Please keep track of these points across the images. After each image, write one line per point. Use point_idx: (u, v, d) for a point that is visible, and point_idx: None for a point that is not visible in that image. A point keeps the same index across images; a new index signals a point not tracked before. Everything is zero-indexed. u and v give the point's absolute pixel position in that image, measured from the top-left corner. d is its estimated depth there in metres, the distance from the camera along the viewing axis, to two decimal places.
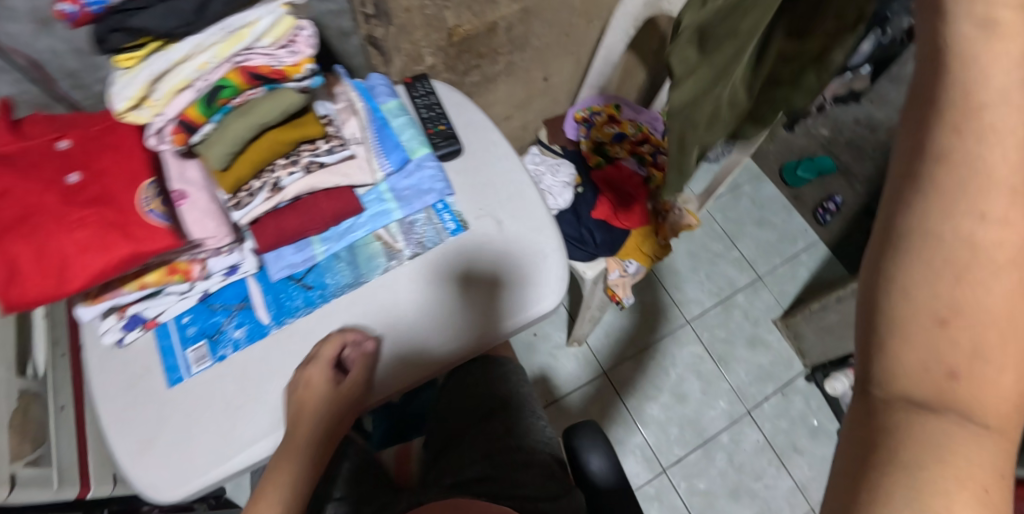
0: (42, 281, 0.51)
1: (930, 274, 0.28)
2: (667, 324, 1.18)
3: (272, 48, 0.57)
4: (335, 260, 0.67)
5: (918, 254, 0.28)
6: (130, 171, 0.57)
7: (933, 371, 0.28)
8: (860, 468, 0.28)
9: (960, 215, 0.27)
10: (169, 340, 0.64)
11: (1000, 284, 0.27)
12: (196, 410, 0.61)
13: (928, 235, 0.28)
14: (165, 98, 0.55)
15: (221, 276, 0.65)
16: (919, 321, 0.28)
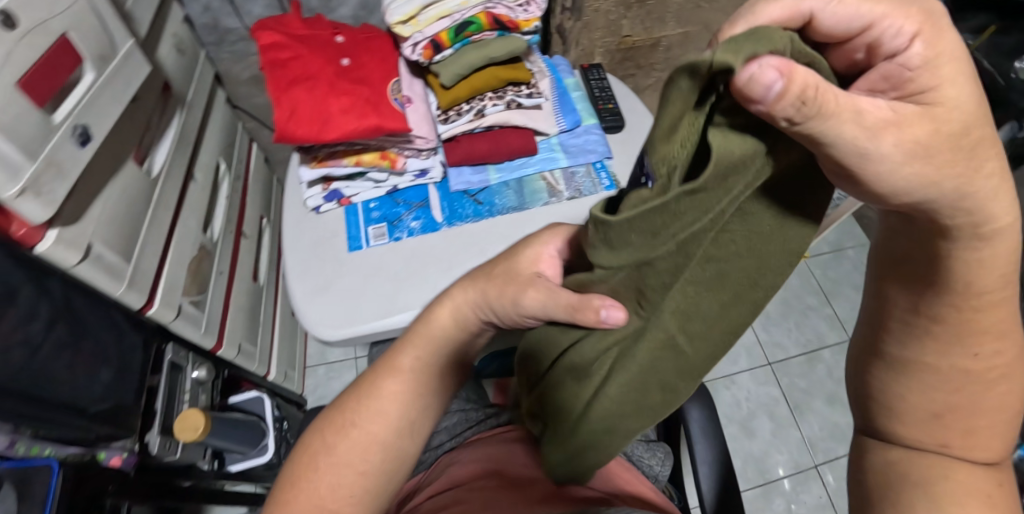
0: (308, 125, 0.68)
1: (916, 362, 0.40)
2: (748, 360, 1.22)
3: (513, 4, 0.73)
4: (505, 187, 0.77)
5: (911, 350, 0.40)
6: (379, 70, 0.74)
7: (927, 416, 0.41)
8: (882, 491, 0.42)
9: (959, 356, 0.38)
10: (357, 216, 0.76)
11: (982, 354, 0.38)
12: (365, 272, 0.71)
13: (934, 363, 0.39)
14: (428, 21, 0.72)
15: (411, 177, 0.77)
16: (921, 411, 0.41)
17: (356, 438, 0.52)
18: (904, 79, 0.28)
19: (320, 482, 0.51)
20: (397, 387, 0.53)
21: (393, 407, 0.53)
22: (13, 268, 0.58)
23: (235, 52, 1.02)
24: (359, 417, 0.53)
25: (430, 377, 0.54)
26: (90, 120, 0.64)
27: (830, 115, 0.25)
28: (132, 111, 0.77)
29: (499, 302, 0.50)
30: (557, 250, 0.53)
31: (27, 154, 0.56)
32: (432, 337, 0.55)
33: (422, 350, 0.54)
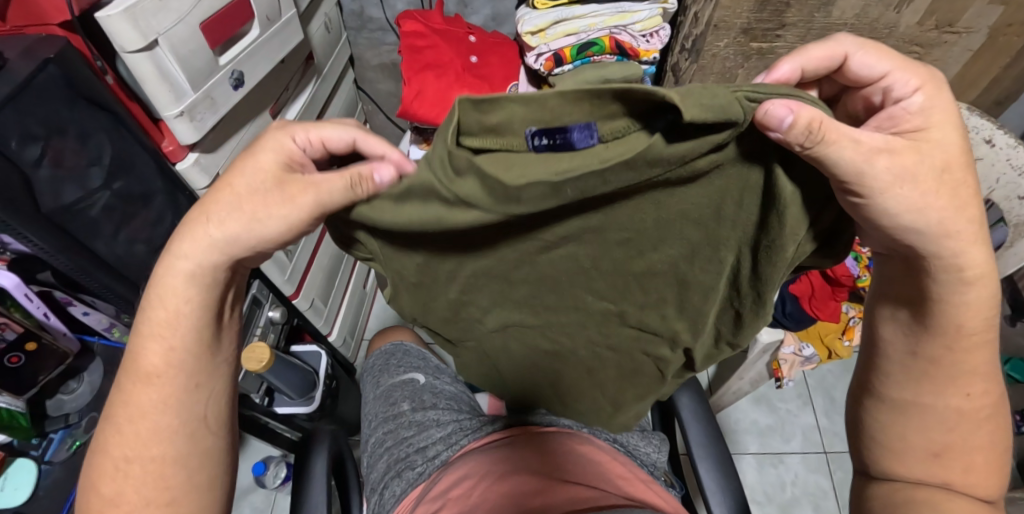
0: (431, 109, 0.77)
1: (920, 417, 0.45)
2: (801, 443, 1.15)
3: (637, 33, 0.77)
4: None
5: (906, 385, 0.46)
6: (501, 71, 0.81)
7: (924, 452, 0.45)
8: None
9: (953, 398, 0.44)
10: None
11: (966, 393, 0.44)
12: None
13: (920, 402, 0.45)
14: (555, 36, 0.77)
15: None
16: (919, 453, 0.46)
17: (122, 468, 0.43)
18: (903, 120, 0.38)
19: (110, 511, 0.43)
20: (153, 393, 0.43)
21: (159, 418, 0.43)
22: (155, 177, 0.66)
23: (371, 38, 1.12)
24: (118, 447, 0.43)
25: (188, 362, 0.44)
26: (248, 66, 0.72)
27: (836, 144, 0.33)
28: (279, 71, 0.84)
29: (248, 240, 0.41)
30: (304, 145, 0.42)
31: (193, 85, 0.64)
32: (181, 319, 0.43)
33: (170, 338, 0.43)
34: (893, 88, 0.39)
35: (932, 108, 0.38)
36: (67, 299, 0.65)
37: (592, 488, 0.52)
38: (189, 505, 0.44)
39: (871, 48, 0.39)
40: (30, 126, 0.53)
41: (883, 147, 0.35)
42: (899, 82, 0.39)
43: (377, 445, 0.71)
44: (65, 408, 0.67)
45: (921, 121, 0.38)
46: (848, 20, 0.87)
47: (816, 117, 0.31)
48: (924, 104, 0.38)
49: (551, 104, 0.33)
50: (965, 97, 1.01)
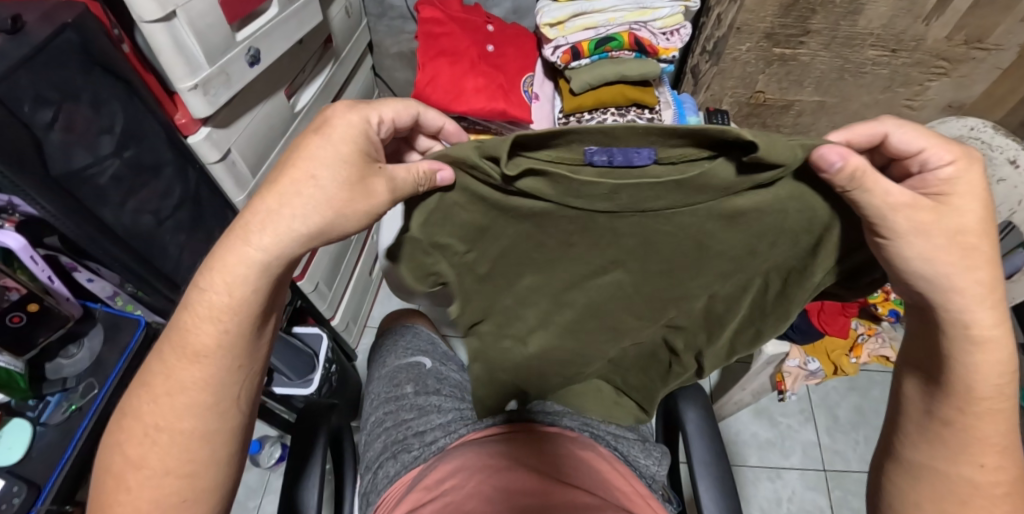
0: (442, 95, 0.76)
1: (932, 486, 0.43)
2: (802, 459, 1.13)
3: (657, 30, 0.76)
4: None
5: (918, 447, 0.45)
6: (517, 63, 0.81)
7: None
8: None
9: (968, 466, 0.42)
10: None
11: (983, 466, 0.42)
12: None
13: (936, 471, 0.43)
14: (573, 29, 0.77)
15: None
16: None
17: (152, 435, 0.42)
18: (930, 184, 0.41)
19: (133, 472, 0.41)
20: (195, 372, 0.42)
21: (198, 396, 0.42)
22: (165, 149, 0.67)
23: (392, 26, 1.12)
24: (150, 410, 0.42)
25: (236, 344, 0.43)
26: (265, 44, 0.72)
27: (875, 188, 0.39)
28: (296, 52, 0.84)
29: (320, 236, 0.42)
30: (381, 127, 0.46)
31: (209, 60, 0.64)
32: (239, 302, 0.42)
33: (223, 322, 0.42)
34: (928, 162, 0.41)
35: (957, 179, 0.40)
36: (72, 265, 0.67)
37: (593, 496, 0.51)
38: (208, 478, 0.43)
39: (909, 125, 0.41)
40: (44, 89, 0.53)
41: (907, 203, 0.39)
42: (935, 157, 0.40)
43: (376, 425, 0.71)
44: (64, 372, 0.67)
45: (941, 189, 0.41)
46: (875, 30, 0.85)
47: (867, 165, 0.37)
48: (950, 176, 0.40)
49: (617, 134, 0.38)
50: (988, 117, 0.99)
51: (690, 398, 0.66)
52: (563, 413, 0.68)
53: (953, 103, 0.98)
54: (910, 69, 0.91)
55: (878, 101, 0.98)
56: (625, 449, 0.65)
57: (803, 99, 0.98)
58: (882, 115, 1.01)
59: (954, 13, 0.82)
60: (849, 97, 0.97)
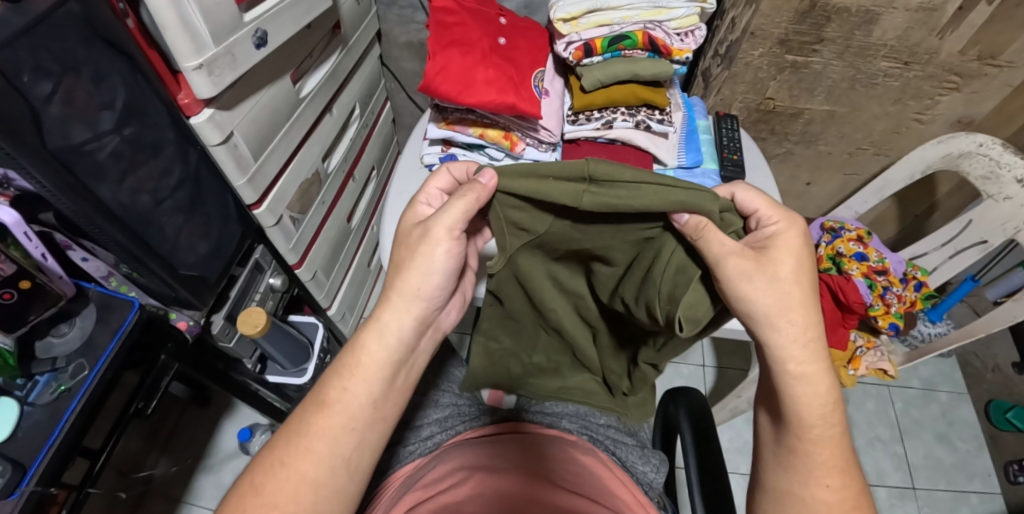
0: (452, 86, 0.75)
1: None
2: None
3: (671, 31, 0.75)
4: None
5: None
6: (529, 57, 0.80)
7: None
8: None
9: None
10: None
11: None
12: None
13: None
14: (587, 26, 0.76)
15: (525, 164, 0.84)
16: None
17: (289, 473, 0.47)
18: (761, 238, 0.52)
19: (300, 484, 0.46)
20: (326, 422, 0.48)
21: (322, 443, 0.47)
22: (167, 128, 0.65)
23: (401, 16, 1.10)
24: (303, 449, 0.47)
25: (363, 406, 0.49)
26: (272, 26, 0.71)
27: (711, 238, 0.48)
28: (303, 36, 0.83)
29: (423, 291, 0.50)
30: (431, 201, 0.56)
31: (215, 39, 0.63)
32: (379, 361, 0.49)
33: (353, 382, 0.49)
34: (761, 219, 0.53)
35: (780, 234, 0.52)
36: (67, 243, 0.66)
37: (592, 504, 0.51)
38: (353, 489, 0.49)
39: (753, 189, 0.54)
40: (44, 61, 0.51)
41: (736, 251, 0.49)
42: (765, 216, 0.53)
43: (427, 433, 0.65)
44: (54, 352, 0.66)
45: (769, 242, 0.52)
46: (889, 41, 0.84)
47: (710, 222, 0.48)
48: (774, 233, 0.52)
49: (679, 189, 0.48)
50: (995, 135, 0.99)
51: (687, 411, 0.69)
52: (561, 416, 0.68)
53: (963, 118, 0.97)
54: (921, 82, 0.91)
55: (889, 113, 0.97)
56: (624, 454, 0.64)
57: (813, 107, 0.97)
58: (891, 128, 1.00)
59: (969, 28, 0.82)
60: (859, 108, 0.96)
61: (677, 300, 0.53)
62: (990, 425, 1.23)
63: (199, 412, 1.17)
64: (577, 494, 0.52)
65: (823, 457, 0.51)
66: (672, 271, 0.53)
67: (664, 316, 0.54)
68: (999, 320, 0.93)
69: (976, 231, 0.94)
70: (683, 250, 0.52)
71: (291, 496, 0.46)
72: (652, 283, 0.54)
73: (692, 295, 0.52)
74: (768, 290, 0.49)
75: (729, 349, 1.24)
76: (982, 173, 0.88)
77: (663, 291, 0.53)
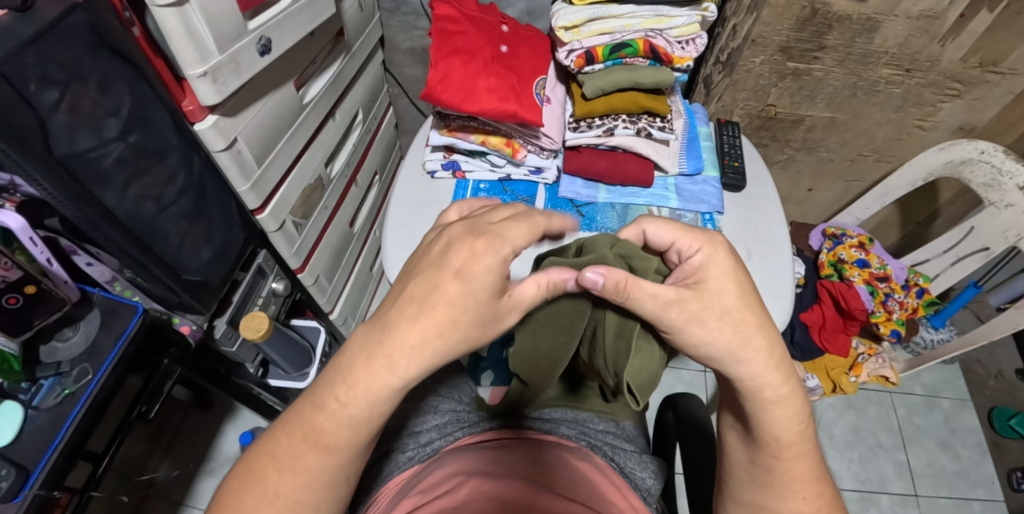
0: (453, 94, 0.75)
1: None
2: None
3: (672, 39, 0.76)
4: (610, 206, 0.82)
5: None
6: (530, 64, 0.80)
7: None
8: None
9: None
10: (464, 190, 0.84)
11: None
12: None
13: None
14: (588, 33, 0.76)
15: (527, 171, 0.85)
16: None
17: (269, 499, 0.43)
18: (687, 271, 0.50)
19: (281, 510, 0.43)
20: (321, 460, 0.43)
21: (316, 477, 0.44)
22: (171, 134, 0.66)
23: (404, 22, 1.11)
24: (287, 454, 0.44)
25: (360, 444, 0.44)
26: (276, 35, 0.71)
27: (633, 296, 0.48)
28: (307, 44, 0.83)
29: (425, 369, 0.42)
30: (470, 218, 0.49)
31: (219, 47, 0.63)
32: (375, 397, 0.41)
33: (355, 424, 0.42)
34: (682, 249, 0.51)
35: (707, 263, 0.49)
36: (71, 248, 0.66)
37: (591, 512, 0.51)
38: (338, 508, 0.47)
39: (661, 222, 0.54)
40: (51, 68, 0.52)
41: (674, 298, 0.48)
42: (685, 245, 0.51)
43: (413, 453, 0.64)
44: (58, 356, 0.66)
45: (698, 273, 0.49)
46: (890, 48, 0.84)
47: (622, 276, 0.48)
48: (700, 261, 0.50)
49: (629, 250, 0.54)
50: (998, 142, 0.99)
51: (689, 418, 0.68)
52: (559, 421, 0.68)
53: (965, 125, 0.97)
54: (923, 90, 0.91)
55: (890, 120, 0.97)
56: (623, 460, 0.64)
57: (815, 114, 0.97)
58: (892, 135, 1.00)
59: (971, 35, 0.82)
60: (860, 115, 0.96)
61: (620, 369, 0.52)
62: (994, 432, 1.23)
63: (201, 416, 1.18)
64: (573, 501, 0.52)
65: (798, 472, 0.50)
66: (612, 336, 0.53)
67: (612, 381, 0.54)
68: (1001, 327, 0.92)
69: (978, 237, 0.94)
70: (614, 312, 0.53)
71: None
72: (600, 349, 0.55)
73: (633, 365, 0.52)
74: (720, 329, 0.47)
75: None
76: (984, 181, 0.88)
77: (608, 356, 0.53)
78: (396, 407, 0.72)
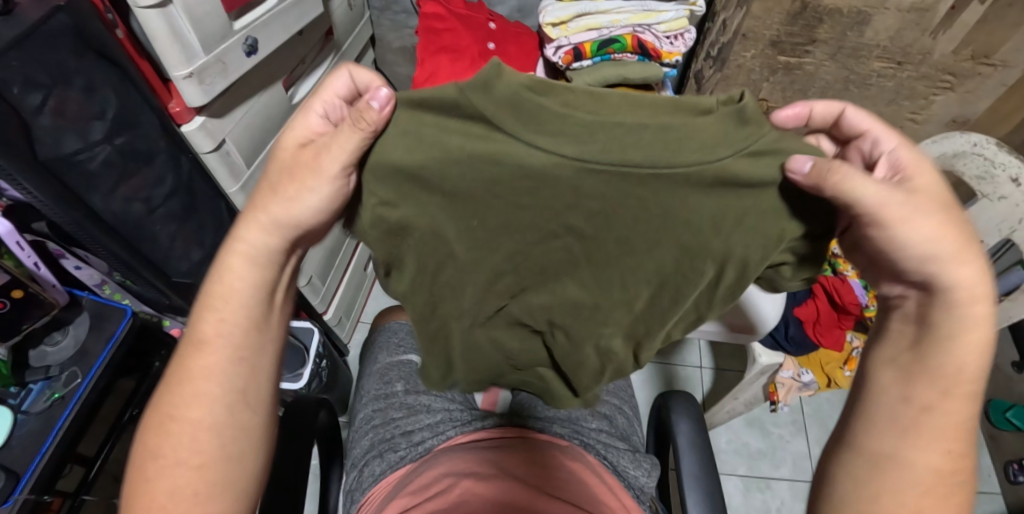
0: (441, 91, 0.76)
1: None
2: (793, 472, 1.17)
3: (661, 34, 0.76)
4: None
5: None
6: (519, 61, 0.80)
7: None
8: None
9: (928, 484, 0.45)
10: None
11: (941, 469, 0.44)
12: None
13: None
14: (576, 30, 0.76)
15: None
16: None
17: (167, 424, 0.45)
18: (901, 166, 0.45)
19: (176, 428, 0.45)
20: (203, 362, 0.46)
21: (206, 385, 0.46)
22: (159, 136, 0.65)
23: (395, 21, 1.11)
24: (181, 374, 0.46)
25: (240, 340, 0.47)
26: (263, 34, 0.71)
27: (855, 182, 0.40)
28: (296, 43, 0.83)
29: (309, 219, 0.47)
30: (326, 109, 0.47)
31: (205, 48, 0.63)
32: (247, 275, 0.48)
33: (223, 310, 0.47)
34: (880, 140, 0.46)
35: (911, 158, 0.45)
36: (60, 252, 0.66)
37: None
38: (249, 419, 0.48)
39: (864, 110, 0.48)
40: (34, 72, 0.51)
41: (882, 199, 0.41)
42: (884, 138, 0.46)
43: (364, 423, 0.72)
44: (47, 360, 0.66)
45: (907, 170, 0.44)
46: (882, 42, 0.84)
47: (841, 166, 0.40)
48: (903, 155, 0.45)
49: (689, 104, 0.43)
50: (992, 134, 0.99)
51: (682, 413, 0.68)
52: (552, 420, 0.68)
53: (958, 118, 0.97)
54: (915, 83, 0.91)
55: (882, 114, 0.97)
56: (615, 458, 0.64)
57: None
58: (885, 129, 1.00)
59: (963, 27, 0.81)
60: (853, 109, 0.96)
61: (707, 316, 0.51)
62: (990, 425, 1.23)
63: None
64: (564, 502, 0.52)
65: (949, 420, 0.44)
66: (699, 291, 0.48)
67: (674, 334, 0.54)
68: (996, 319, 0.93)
69: None
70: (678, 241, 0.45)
71: (180, 446, 0.45)
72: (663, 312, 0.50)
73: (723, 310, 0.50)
74: (933, 238, 0.42)
75: (727, 351, 1.24)
76: (977, 173, 0.89)
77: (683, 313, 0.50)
78: (387, 405, 0.72)
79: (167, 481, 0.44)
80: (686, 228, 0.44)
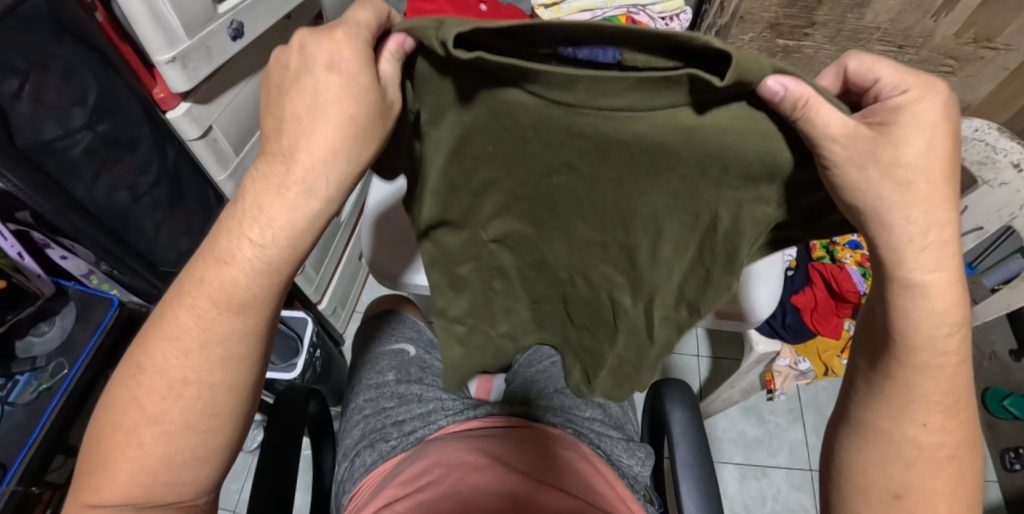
0: None
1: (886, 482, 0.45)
2: (789, 459, 1.17)
3: (656, 15, 0.74)
4: None
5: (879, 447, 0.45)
6: None
7: (889, 495, 0.44)
8: None
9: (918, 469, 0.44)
10: None
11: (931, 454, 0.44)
12: None
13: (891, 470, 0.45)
14: (568, 11, 0.74)
15: None
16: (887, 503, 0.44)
17: (178, 388, 0.40)
18: (876, 115, 0.38)
19: (173, 388, 0.40)
20: (234, 321, 0.41)
21: (231, 347, 0.41)
22: (142, 123, 0.64)
23: None
24: (190, 322, 0.40)
25: (272, 298, 0.42)
26: (248, 18, 0.69)
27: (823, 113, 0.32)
28: (284, 27, 0.81)
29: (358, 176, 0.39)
30: None
31: (188, 32, 0.61)
32: (296, 230, 0.39)
33: (267, 271, 0.40)
34: (881, 92, 0.38)
35: (907, 107, 0.36)
36: (44, 242, 0.65)
37: (582, 505, 0.50)
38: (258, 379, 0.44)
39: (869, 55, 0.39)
40: (10, 57, 0.50)
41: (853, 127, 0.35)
42: (887, 89, 0.38)
43: (356, 412, 0.71)
44: (33, 351, 0.65)
45: (886, 119, 0.37)
46: (882, 24, 0.82)
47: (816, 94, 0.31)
48: (900, 105, 0.37)
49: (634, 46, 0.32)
50: (993, 119, 0.97)
51: (678, 400, 0.67)
52: (547, 410, 0.67)
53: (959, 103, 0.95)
54: (916, 66, 0.89)
55: None
56: (609, 447, 0.64)
57: None
58: None
59: (965, 9, 0.79)
60: None
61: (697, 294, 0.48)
62: (987, 413, 1.23)
63: None
64: (562, 491, 0.52)
65: (930, 389, 0.43)
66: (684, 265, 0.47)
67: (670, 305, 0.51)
68: (994, 308, 0.92)
69: (972, 217, 0.92)
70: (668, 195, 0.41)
71: (190, 409, 0.41)
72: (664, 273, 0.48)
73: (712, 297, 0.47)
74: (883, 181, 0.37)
75: (724, 339, 1.24)
76: (979, 159, 0.87)
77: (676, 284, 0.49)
78: (378, 394, 0.71)
79: (169, 447, 0.40)
80: (675, 174, 0.39)
